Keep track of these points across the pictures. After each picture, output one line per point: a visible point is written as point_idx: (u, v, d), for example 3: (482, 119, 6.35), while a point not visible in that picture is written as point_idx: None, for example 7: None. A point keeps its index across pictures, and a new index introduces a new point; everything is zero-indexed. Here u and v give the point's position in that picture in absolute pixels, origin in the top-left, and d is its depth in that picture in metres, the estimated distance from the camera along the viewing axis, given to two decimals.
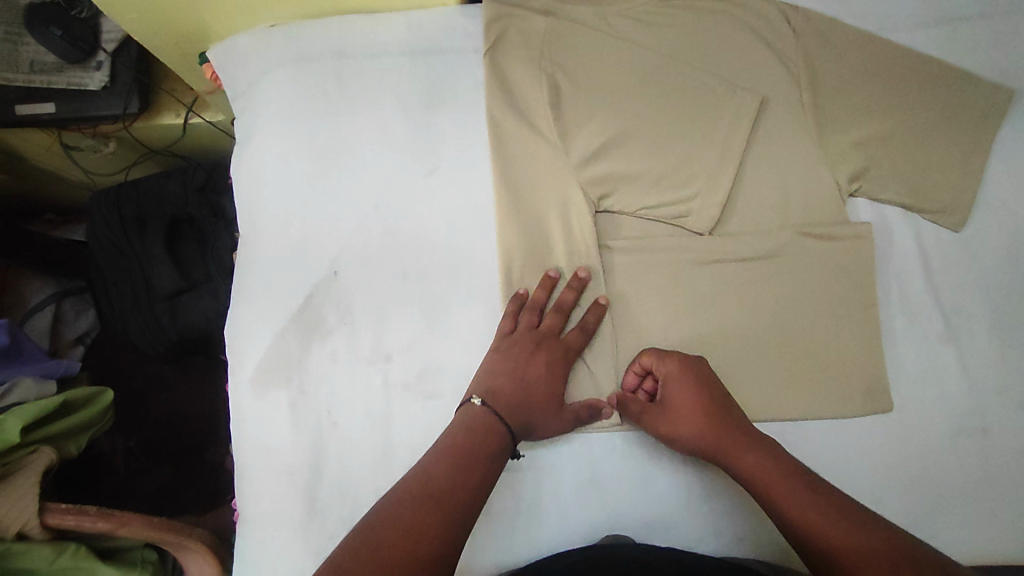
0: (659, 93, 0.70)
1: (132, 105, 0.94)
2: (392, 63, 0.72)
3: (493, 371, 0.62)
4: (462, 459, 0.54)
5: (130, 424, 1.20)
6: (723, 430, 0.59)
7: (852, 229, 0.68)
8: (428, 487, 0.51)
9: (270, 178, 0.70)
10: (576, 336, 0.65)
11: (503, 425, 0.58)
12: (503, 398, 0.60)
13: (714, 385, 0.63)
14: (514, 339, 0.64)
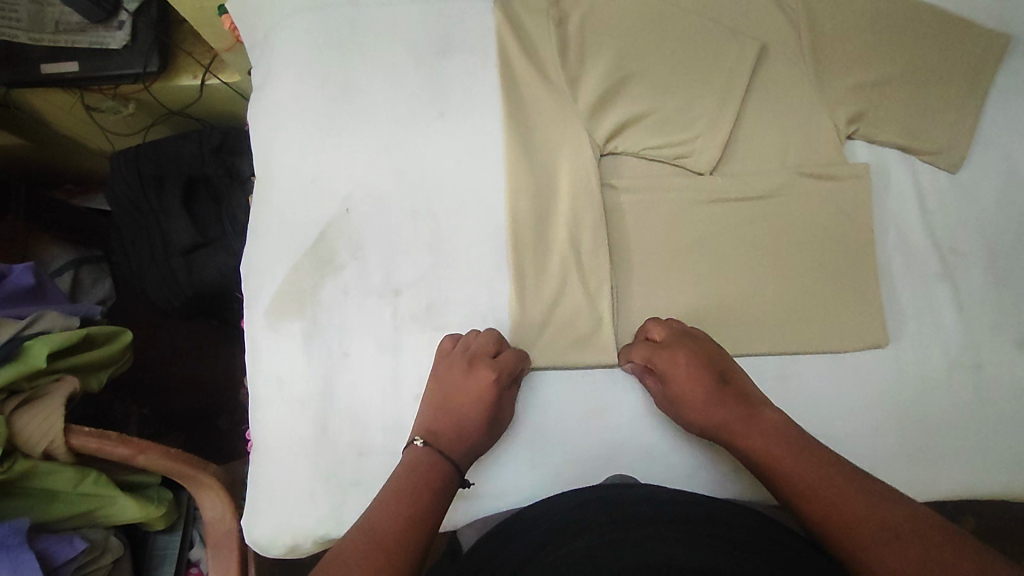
0: (661, 40, 0.73)
1: (151, 64, 0.97)
2: (404, 10, 0.75)
3: (430, 407, 0.64)
4: (405, 505, 0.54)
5: (145, 387, 1.22)
6: (726, 412, 0.60)
7: (850, 169, 0.70)
8: (373, 535, 0.51)
9: (287, 120, 0.73)
10: (509, 358, 0.65)
11: (445, 460, 0.59)
12: (441, 436, 0.62)
13: (710, 361, 0.63)
14: (449, 364, 0.65)
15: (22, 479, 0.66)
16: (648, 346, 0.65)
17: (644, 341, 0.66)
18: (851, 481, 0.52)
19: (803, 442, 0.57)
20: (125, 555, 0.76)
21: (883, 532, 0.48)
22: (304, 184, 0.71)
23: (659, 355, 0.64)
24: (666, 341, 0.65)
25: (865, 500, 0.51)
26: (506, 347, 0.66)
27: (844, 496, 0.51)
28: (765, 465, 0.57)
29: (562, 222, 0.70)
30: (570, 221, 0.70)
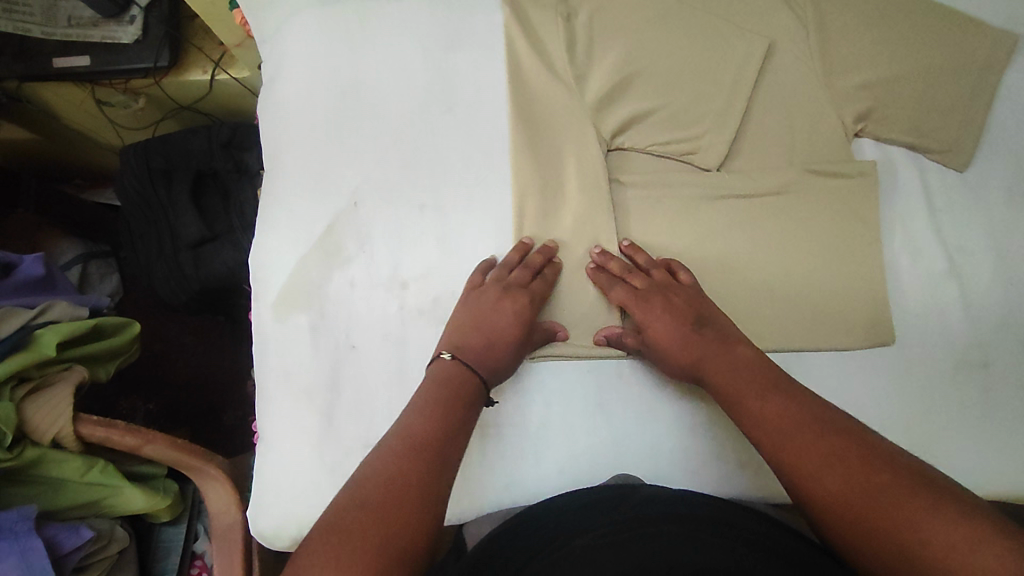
0: (669, 37, 0.73)
1: (162, 59, 0.98)
2: (413, 5, 0.75)
3: (460, 325, 0.64)
4: (441, 414, 0.55)
5: (151, 381, 1.23)
6: (699, 348, 0.61)
7: (858, 167, 0.70)
8: (412, 440, 0.52)
9: (297, 113, 0.74)
10: (541, 285, 0.66)
11: (474, 374, 0.60)
12: (471, 350, 0.62)
13: (685, 303, 0.64)
14: (482, 290, 0.65)
15: (30, 466, 0.66)
16: (626, 291, 0.66)
17: (623, 289, 0.66)
18: (808, 410, 0.53)
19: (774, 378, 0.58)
20: (131, 545, 0.77)
21: (823, 458, 0.49)
22: (313, 177, 0.72)
23: (637, 300, 0.65)
24: (643, 288, 0.65)
25: (815, 429, 0.52)
26: (538, 276, 0.67)
27: (797, 427, 0.52)
28: (734, 403, 0.57)
29: (569, 217, 0.70)
30: (578, 216, 0.70)
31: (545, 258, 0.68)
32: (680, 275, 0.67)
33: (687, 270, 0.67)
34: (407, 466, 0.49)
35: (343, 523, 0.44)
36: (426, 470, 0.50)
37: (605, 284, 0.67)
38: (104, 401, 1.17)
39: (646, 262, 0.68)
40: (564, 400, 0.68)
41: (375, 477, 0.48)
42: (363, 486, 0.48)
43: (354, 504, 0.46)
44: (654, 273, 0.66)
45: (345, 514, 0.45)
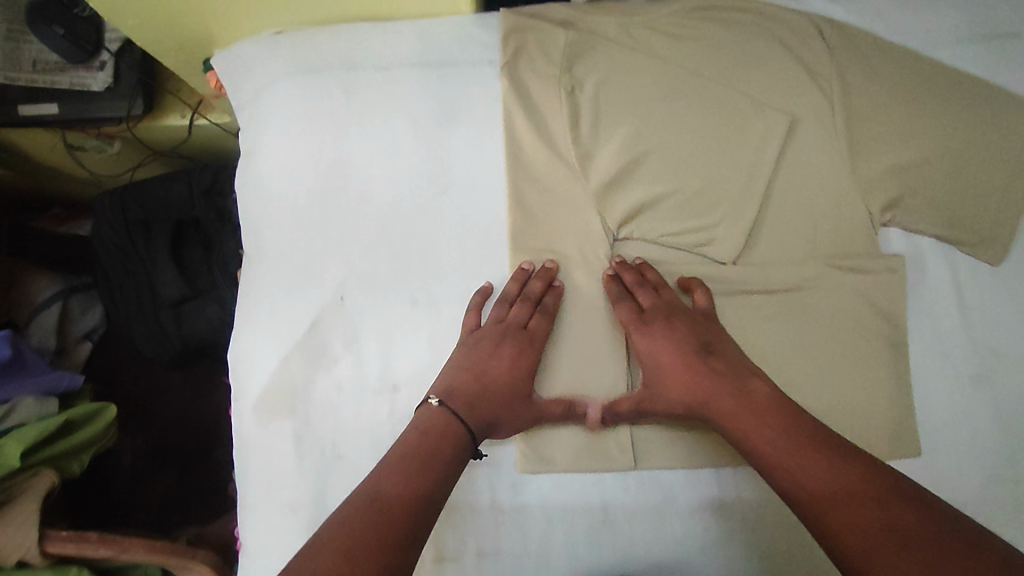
0: (682, 112, 0.67)
1: (135, 105, 0.91)
2: (402, 75, 0.68)
3: (454, 369, 0.62)
4: (411, 475, 0.53)
5: (138, 424, 1.15)
6: (704, 379, 0.59)
7: (884, 263, 0.65)
8: (379, 504, 0.51)
9: (277, 196, 0.68)
10: (540, 325, 0.63)
11: (458, 421, 0.58)
12: (462, 395, 0.60)
13: (690, 327, 0.62)
14: (478, 335, 0.63)
15: None
16: (630, 309, 0.63)
17: (628, 308, 0.63)
18: (826, 459, 0.52)
19: (789, 408, 0.56)
20: None
21: (850, 514, 0.48)
22: (297, 267, 0.67)
23: (642, 321, 0.63)
24: (647, 313, 0.63)
25: (840, 482, 0.50)
26: (540, 312, 0.63)
27: (819, 478, 0.51)
28: (744, 438, 0.56)
29: (571, 314, 0.65)
30: (582, 314, 0.65)
31: (545, 287, 0.64)
32: (696, 296, 0.64)
33: (702, 290, 0.64)
34: (369, 538, 0.48)
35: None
36: (388, 546, 0.48)
37: (614, 295, 0.64)
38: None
39: (655, 279, 0.65)
40: (567, 515, 0.63)
41: (335, 548, 0.47)
42: (320, 555, 0.46)
43: (309, 574, 0.45)
44: (664, 294, 0.64)
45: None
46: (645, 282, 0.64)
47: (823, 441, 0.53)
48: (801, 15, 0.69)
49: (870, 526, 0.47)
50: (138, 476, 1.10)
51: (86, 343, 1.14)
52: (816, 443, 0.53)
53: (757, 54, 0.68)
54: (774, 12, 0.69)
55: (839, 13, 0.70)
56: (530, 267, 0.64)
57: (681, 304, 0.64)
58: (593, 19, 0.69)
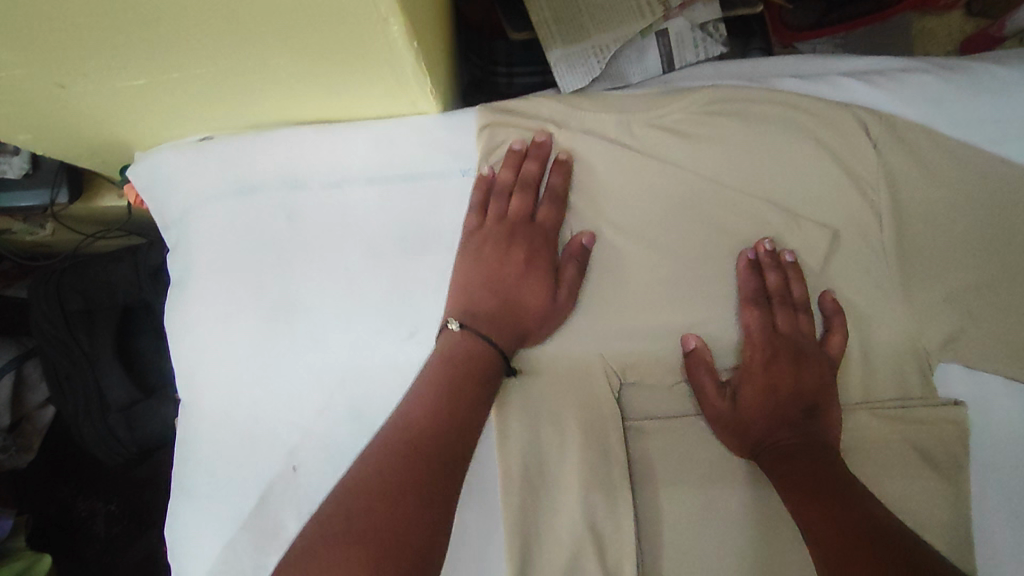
0: (695, 233, 0.56)
1: (61, 193, 0.76)
2: (358, 197, 0.57)
3: (466, 281, 0.54)
4: (443, 408, 0.48)
5: (105, 482, 0.99)
6: (789, 416, 0.52)
7: (942, 414, 0.54)
8: (412, 442, 0.45)
9: (212, 341, 0.57)
10: (548, 211, 0.56)
11: (488, 343, 0.52)
12: (488, 314, 0.53)
13: (814, 376, 0.54)
14: (482, 241, 0.55)
15: None
16: (762, 320, 0.55)
17: (759, 317, 0.55)
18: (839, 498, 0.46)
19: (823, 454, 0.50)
20: None
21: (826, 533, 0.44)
22: (240, 429, 0.56)
23: (772, 338, 0.55)
24: (781, 334, 0.55)
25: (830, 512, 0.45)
26: (545, 196, 0.56)
27: (817, 504, 0.46)
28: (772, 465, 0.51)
29: (562, 480, 0.55)
30: (578, 479, 0.54)
31: (542, 166, 0.57)
32: (829, 338, 0.56)
33: (841, 333, 0.55)
34: (402, 480, 0.42)
35: (318, 549, 0.39)
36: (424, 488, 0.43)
37: (751, 292, 0.55)
38: (58, 503, 0.97)
39: (801, 298, 0.56)
40: None
41: (353, 492, 0.42)
42: (347, 499, 0.41)
43: (340, 515, 0.41)
44: (801, 322, 0.56)
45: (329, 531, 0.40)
46: (786, 296, 0.55)
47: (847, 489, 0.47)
48: (838, 105, 0.57)
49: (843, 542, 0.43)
50: (115, 548, 0.97)
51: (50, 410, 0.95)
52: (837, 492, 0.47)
53: (786, 154, 0.56)
54: (805, 101, 0.57)
55: (884, 100, 0.58)
56: (522, 147, 0.56)
57: (814, 345, 0.55)
58: (585, 115, 0.58)
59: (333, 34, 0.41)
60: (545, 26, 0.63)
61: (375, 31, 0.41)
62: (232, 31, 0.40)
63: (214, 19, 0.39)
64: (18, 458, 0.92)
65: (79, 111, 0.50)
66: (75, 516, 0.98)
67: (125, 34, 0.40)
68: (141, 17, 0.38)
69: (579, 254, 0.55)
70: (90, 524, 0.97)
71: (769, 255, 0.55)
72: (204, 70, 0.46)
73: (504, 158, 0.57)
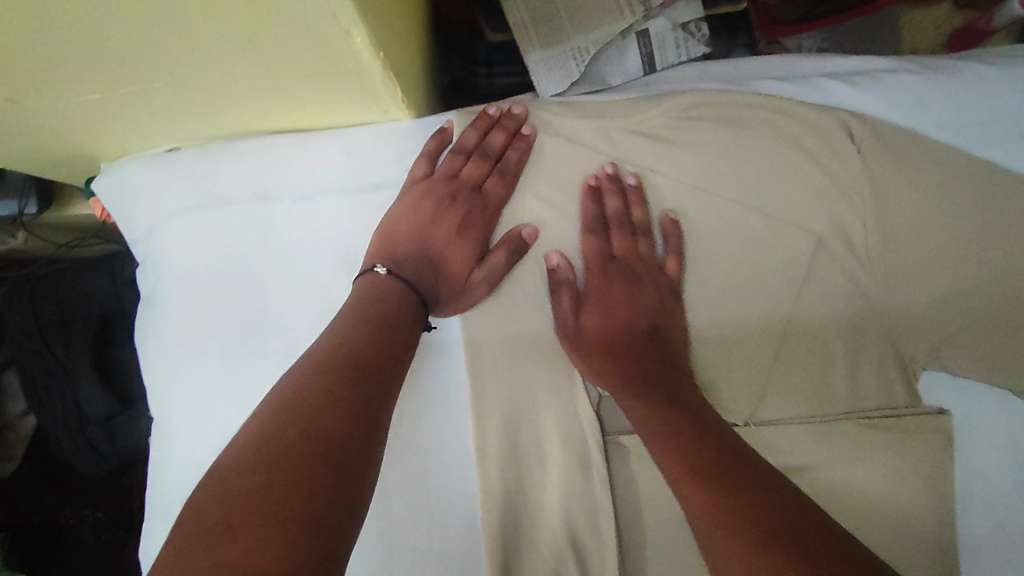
0: (676, 241, 0.55)
1: (29, 203, 0.74)
2: (329, 209, 0.55)
3: (393, 225, 0.53)
4: (380, 334, 0.46)
5: (91, 490, 0.97)
6: (646, 342, 0.52)
7: (927, 423, 0.53)
8: (345, 360, 0.43)
9: (181, 357, 0.55)
10: (496, 184, 0.55)
11: (410, 292, 0.50)
12: (412, 264, 0.52)
13: (648, 302, 0.54)
14: (422, 193, 0.54)
15: None
16: (600, 248, 0.55)
17: (595, 243, 0.55)
18: (689, 425, 0.46)
19: (655, 387, 0.50)
20: None
21: (684, 458, 0.44)
22: (212, 447, 0.54)
23: (604, 266, 0.55)
24: (617, 260, 0.55)
25: (686, 438, 0.45)
26: (498, 168, 0.56)
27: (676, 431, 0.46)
28: (633, 384, 0.51)
29: (543, 493, 0.54)
30: (559, 491, 0.54)
31: (509, 139, 0.56)
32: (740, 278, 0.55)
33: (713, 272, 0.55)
34: (343, 398, 0.40)
35: (263, 463, 0.35)
36: (365, 407, 0.40)
37: (590, 219, 0.55)
38: (43, 513, 0.95)
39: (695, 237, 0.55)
40: None
41: (291, 403, 0.38)
42: (284, 413, 0.38)
43: (285, 426, 0.37)
44: (641, 249, 0.56)
45: (271, 446, 0.36)
46: (626, 220, 0.55)
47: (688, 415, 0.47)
48: (820, 109, 0.55)
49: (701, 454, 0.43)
50: (104, 557, 0.95)
51: (33, 418, 0.93)
52: (698, 415, 0.47)
53: (768, 159, 0.55)
54: (788, 104, 0.56)
55: (870, 105, 0.57)
56: (496, 114, 0.56)
57: (652, 273, 0.55)
58: (562, 121, 0.56)
59: (293, 46, 0.40)
60: (521, 28, 0.61)
61: (337, 43, 0.39)
62: (189, 45, 0.38)
63: (168, 34, 0.37)
64: None
65: (33, 124, 0.48)
66: (62, 525, 0.95)
67: (72, 50, 0.38)
68: (89, 35, 0.36)
69: (514, 243, 0.55)
70: (77, 534, 0.95)
71: (609, 179, 0.55)
72: (161, 83, 0.44)
73: (473, 120, 0.57)
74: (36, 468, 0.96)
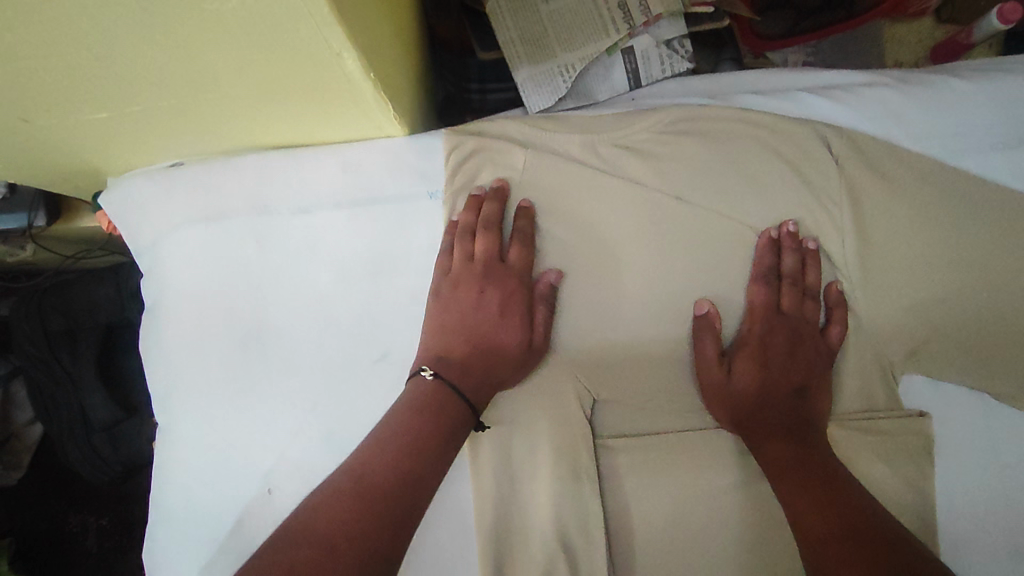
0: (662, 253, 0.57)
1: (38, 217, 0.76)
2: (326, 223, 0.58)
3: (438, 322, 0.56)
4: (413, 441, 0.49)
5: (95, 498, 0.99)
6: (771, 401, 0.54)
7: (906, 426, 0.55)
8: (361, 483, 0.45)
9: (185, 367, 0.58)
10: (517, 253, 0.56)
11: (456, 390, 0.52)
12: (462, 359, 0.54)
13: (806, 358, 0.56)
14: (455, 284, 0.56)
15: None
16: (770, 300, 0.56)
17: (766, 293, 0.56)
18: (842, 491, 0.49)
19: (803, 452, 0.51)
20: None
21: (819, 536, 0.46)
22: (215, 453, 0.56)
23: (773, 317, 0.56)
24: (785, 314, 0.56)
25: (829, 508, 0.47)
26: (514, 236, 0.57)
27: (817, 496, 0.48)
28: (763, 453, 0.52)
29: (533, 496, 0.56)
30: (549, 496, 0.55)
31: (501, 207, 0.57)
32: (829, 328, 0.56)
33: (840, 324, 0.56)
34: (360, 518, 0.43)
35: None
36: (366, 542, 0.42)
37: (759, 271, 0.56)
38: (49, 519, 0.97)
39: (812, 284, 0.57)
40: None
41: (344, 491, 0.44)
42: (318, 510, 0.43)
43: (333, 516, 0.43)
44: (806, 306, 0.57)
45: (263, 571, 0.39)
46: (799, 279, 0.56)
47: (828, 477, 0.50)
48: (799, 122, 0.57)
49: (845, 531, 0.46)
50: (109, 563, 0.97)
51: (40, 427, 0.95)
52: (809, 484, 0.49)
53: (750, 171, 0.57)
54: (768, 118, 0.58)
55: (847, 118, 0.58)
56: (482, 194, 0.57)
57: (812, 330, 0.56)
58: (550, 135, 0.58)
59: (289, 69, 0.42)
60: (511, 46, 0.64)
61: (330, 65, 0.42)
62: (191, 67, 0.41)
63: (171, 57, 0.39)
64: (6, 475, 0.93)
65: (43, 141, 0.51)
66: (66, 532, 0.97)
67: (80, 72, 0.40)
68: (96, 58, 0.38)
69: (546, 291, 0.56)
70: (82, 540, 0.97)
71: (791, 236, 0.56)
72: (165, 103, 0.46)
73: (465, 203, 0.58)
74: (43, 474, 0.98)
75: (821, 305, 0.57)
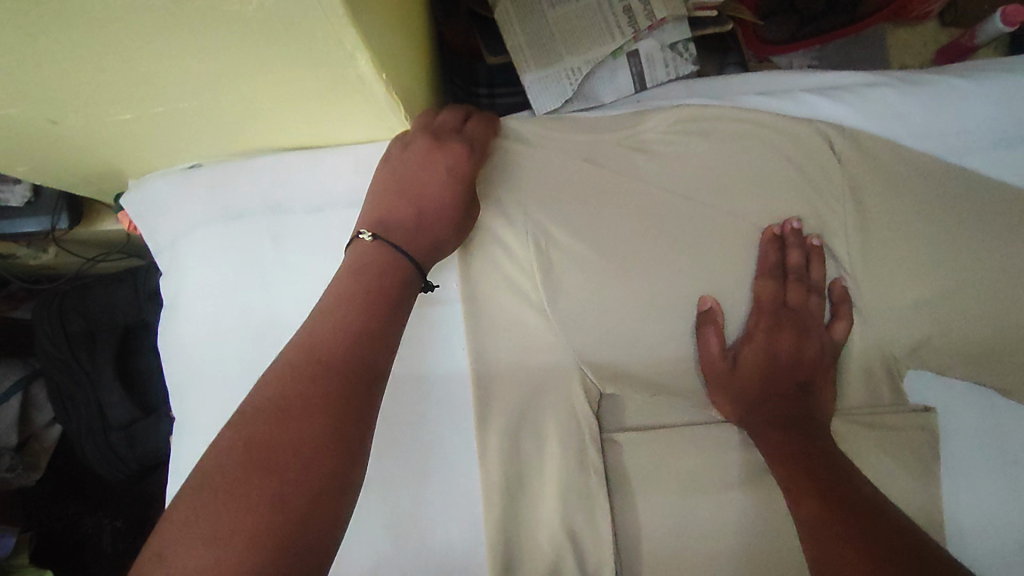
0: (667, 248, 0.58)
1: (61, 220, 0.79)
2: (339, 220, 0.59)
3: (385, 187, 0.52)
4: (347, 338, 0.43)
5: (112, 498, 1.01)
6: (776, 394, 0.55)
7: (910, 420, 0.56)
8: (306, 364, 0.41)
9: (201, 358, 0.59)
10: (477, 127, 0.57)
11: (398, 249, 0.49)
12: (404, 220, 0.51)
13: (811, 354, 0.56)
14: (406, 148, 0.53)
15: None
16: (776, 294, 0.57)
17: (772, 288, 0.56)
18: (843, 474, 0.49)
19: (806, 444, 0.51)
20: None
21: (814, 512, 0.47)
22: None
23: (778, 312, 0.56)
24: (790, 309, 0.56)
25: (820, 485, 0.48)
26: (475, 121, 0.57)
27: (812, 475, 0.49)
28: (762, 440, 0.53)
29: (540, 488, 0.57)
30: (557, 487, 0.56)
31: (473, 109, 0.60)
32: (834, 324, 0.57)
33: (845, 320, 0.56)
34: (294, 431, 0.38)
35: (217, 482, 0.35)
36: (318, 435, 0.38)
37: (767, 267, 0.57)
38: (65, 520, 0.99)
39: (817, 279, 0.57)
40: None
41: (276, 406, 0.39)
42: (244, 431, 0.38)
43: (262, 432, 0.38)
44: (812, 302, 0.57)
45: (226, 464, 0.36)
46: (804, 274, 0.57)
47: (830, 466, 0.50)
48: (801, 121, 0.59)
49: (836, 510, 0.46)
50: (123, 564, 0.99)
51: (57, 428, 0.96)
52: (808, 468, 0.50)
53: (753, 170, 0.58)
54: (772, 118, 0.59)
55: (849, 117, 0.60)
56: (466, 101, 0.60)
57: (817, 325, 0.57)
58: (557, 135, 0.60)
59: (305, 69, 0.44)
60: (519, 52, 0.66)
61: (343, 64, 0.43)
62: (211, 67, 0.42)
63: (192, 57, 0.41)
64: (25, 477, 0.93)
65: (70, 142, 0.53)
66: (82, 532, 0.99)
67: (109, 73, 0.42)
68: (124, 60, 0.40)
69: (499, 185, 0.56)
70: (98, 541, 0.99)
71: (795, 232, 0.57)
72: (187, 104, 0.48)
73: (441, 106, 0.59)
74: (60, 476, 1.00)
75: (826, 302, 0.58)
